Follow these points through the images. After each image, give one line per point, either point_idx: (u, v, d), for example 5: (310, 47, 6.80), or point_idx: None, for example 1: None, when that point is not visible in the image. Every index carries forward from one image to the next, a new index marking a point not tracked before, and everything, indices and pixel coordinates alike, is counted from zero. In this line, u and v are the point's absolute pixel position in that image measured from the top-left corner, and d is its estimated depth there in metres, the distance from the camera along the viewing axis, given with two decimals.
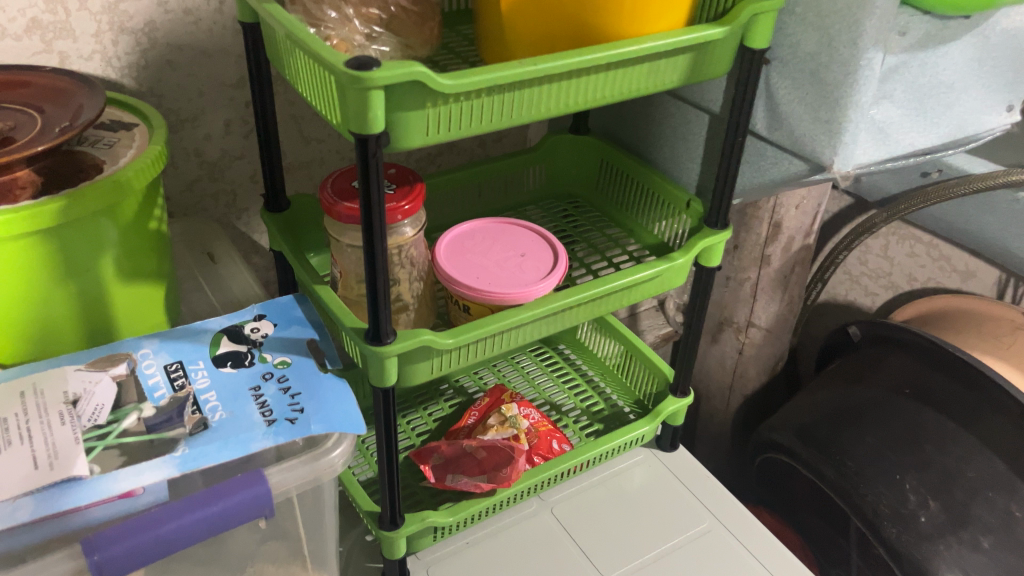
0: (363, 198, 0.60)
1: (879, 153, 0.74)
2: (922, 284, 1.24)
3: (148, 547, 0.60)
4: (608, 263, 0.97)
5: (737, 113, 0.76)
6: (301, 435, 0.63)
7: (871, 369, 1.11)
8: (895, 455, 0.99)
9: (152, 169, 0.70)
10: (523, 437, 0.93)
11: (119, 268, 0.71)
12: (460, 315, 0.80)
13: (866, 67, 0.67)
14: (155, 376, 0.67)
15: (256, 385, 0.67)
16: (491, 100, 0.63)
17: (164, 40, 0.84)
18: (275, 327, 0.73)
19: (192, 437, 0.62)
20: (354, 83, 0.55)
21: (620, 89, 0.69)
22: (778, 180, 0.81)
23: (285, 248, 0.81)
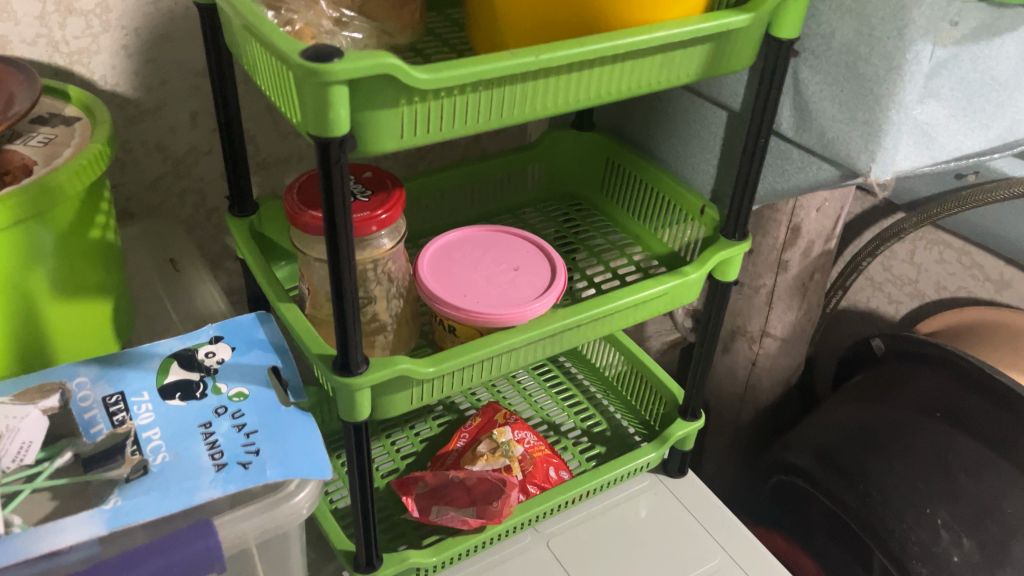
0: (327, 209, 0.52)
1: (921, 158, 0.65)
2: (951, 293, 1.14)
3: None
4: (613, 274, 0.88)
5: (761, 111, 0.68)
6: (254, 483, 0.55)
7: (896, 387, 1.02)
8: (926, 485, 0.91)
9: (91, 170, 0.61)
10: (516, 468, 0.84)
11: (55, 281, 0.62)
12: (446, 335, 0.71)
13: (912, 62, 0.58)
14: (92, 410, 0.59)
15: (207, 421, 0.59)
16: (478, 97, 0.54)
17: (118, 22, 0.75)
18: (232, 351, 0.64)
19: (129, 483, 0.54)
20: (311, 77, 0.46)
21: (629, 84, 0.60)
22: (804, 187, 0.72)
23: (250, 258, 0.72)
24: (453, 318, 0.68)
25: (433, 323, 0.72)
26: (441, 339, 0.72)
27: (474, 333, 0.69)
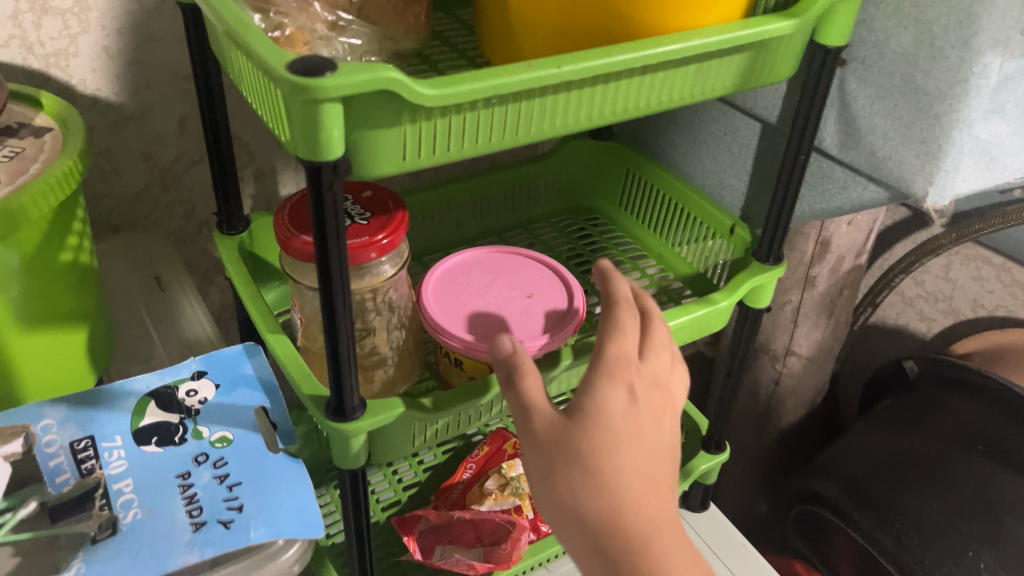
0: (319, 239, 0.46)
1: (982, 181, 0.58)
2: (989, 311, 1.08)
3: None
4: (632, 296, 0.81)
5: (801, 125, 0.61)
6: (236, 545, 0.49)
7: (932, 415, 0.96)
8: (966, 526, 0.85)
9: (61, 188, 0.55)
10: (527, 508, 0.77)
11: (20, 312, 0.56)
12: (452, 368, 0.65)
13: (979, 76, 0.52)
14: (58, 457, 0.53)
15: (186, 471, 0.53)
16: (489, 114, 0.48)
17: (98, 22, 0.69)
18: (216, 390, 0.58)
19: (95, 545, 0.48)
20: (299, 94, 0.40)
21: (658, 96, 0.54)
22: (847, 208, 0.66)
23: (237, 279, 0.66)
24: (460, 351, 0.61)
25: (438, 354, 0.66)
26: (447, 372, 0.66)
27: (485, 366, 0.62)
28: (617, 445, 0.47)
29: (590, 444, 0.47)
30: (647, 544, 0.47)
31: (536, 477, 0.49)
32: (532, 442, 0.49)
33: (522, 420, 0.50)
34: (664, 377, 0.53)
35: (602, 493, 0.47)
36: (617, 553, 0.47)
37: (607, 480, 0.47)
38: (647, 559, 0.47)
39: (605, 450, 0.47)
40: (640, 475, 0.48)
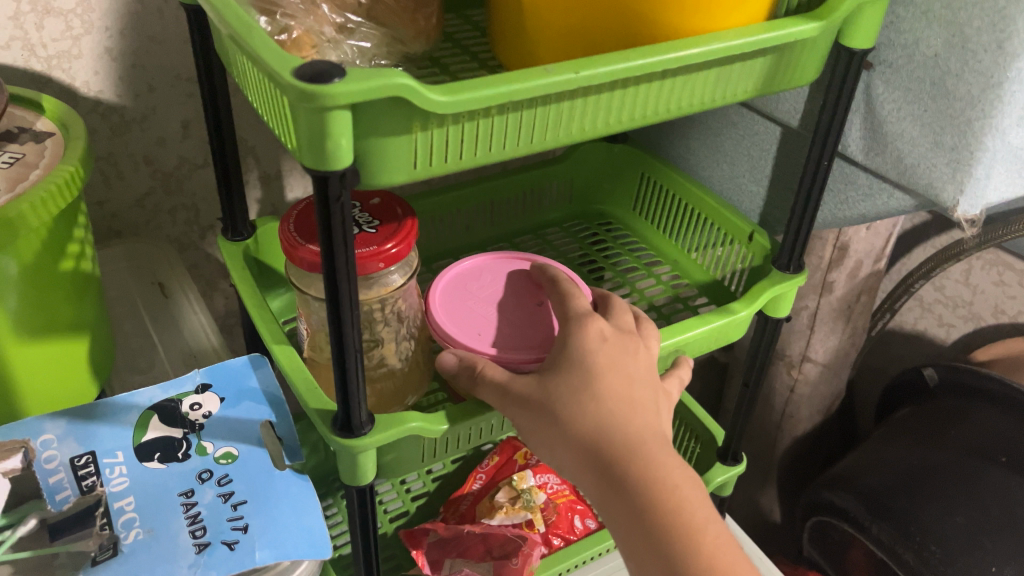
0: (325, 250, 0.44)
1: (1015, 187, 0.56)
2: (1011, 318, 1.05)
3: None
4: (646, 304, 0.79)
5: (824, 130, 0.59)
6: (241, 568, 0.47)
7: (954, 426, 0.94)
8: (991, 541, 0.83)
9: (62, 196, 0.54)
10: (538, 521, 0.76)
11: (18, 322, 0.54)
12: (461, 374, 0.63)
13: (1013, 80, 0.50)
14: (58, 473, 0.51)
15: (189, 489, 0.51)
16: (504, 120, 0.46)
17: (102, 23, 0.67)
18: (221, 403, 0.57)
19: (95, 567, 0.46)
20: (306, 101, 0.38)
21: (678, 102, 0.52)
22: (872, 215, 0.64)
23: (242, 288, 0.64)
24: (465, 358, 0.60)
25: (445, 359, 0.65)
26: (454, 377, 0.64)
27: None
28: (592, 378, 0.52)
29: (570, 380, 0.52)
30: (640, 456, 0.50)
31: (527, 430, 0.53)
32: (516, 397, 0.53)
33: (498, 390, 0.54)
34: (632, 325, 0.58)
35: (586, 417, 0.51)
36: (615, 470, 0.50)
37: (593, 406, 0.51)
38: (642, 468, 0.50)
39: (583, 384, 0.52)
40: (621, 401, 0.52)
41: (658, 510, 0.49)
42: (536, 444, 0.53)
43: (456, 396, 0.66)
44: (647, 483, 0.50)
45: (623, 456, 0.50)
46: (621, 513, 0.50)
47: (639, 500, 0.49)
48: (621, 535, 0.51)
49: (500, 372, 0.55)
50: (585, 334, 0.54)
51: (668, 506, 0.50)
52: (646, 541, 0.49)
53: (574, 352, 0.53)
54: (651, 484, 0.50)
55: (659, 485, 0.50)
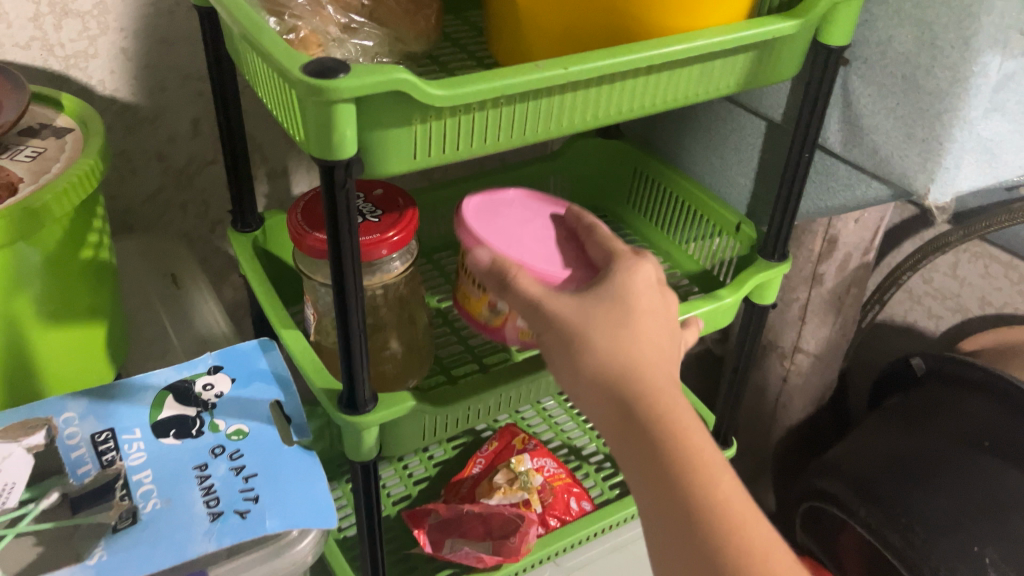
0: (331, 231, 0.47)
1: (982, 178, 0.59)
2: (997, 308, 1.08)
3: None
4: None
5: (805, 122, 0.62)
6: (252, 535, 0.50)
7: (940, 414, 0.96)
8: (973, 522, 0.85)
9: (81, 188, 0.57)
10: (534, 501, 0.79)
11: (42, 308, 0.58)
12: (472, 290, 0.62)
13: (978, 75, 0.53)
14: (80, 449, 0.54)
15: (203, 463, 0.54)
16: (498, 113, 0.49)
17: (116, 25, 0.71)
18: (232, 384, 0.60)
19: (116, 535, 0.49)
20: (314, 95, 0.41)
21: (662, 97, 0.55)
22: (851, 206, 0.67)
23: (252, 277, 0.68)
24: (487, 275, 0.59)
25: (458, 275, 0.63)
26: (465, 295, 0.63)
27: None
28: (629, 314, 0.51)
29: (607, 311, 0.51)
30: (666, 394, 0.49)
31: (552, 351, 0.51)
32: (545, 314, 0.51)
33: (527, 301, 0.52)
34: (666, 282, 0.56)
35: (619, 350, 0.49)
36: (642, 403, 0.48)
37: (629, 339, 0.49)
38: (667, 407, 0.48)
39: (620, 317, 0.50)
40: (654, 345, 0.50)
41: (679, 447, 0.47)
42: (559, 368, 0.51)
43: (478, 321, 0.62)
44: (671, 425, 0.48)
45: (652, 390, 0.48)
46: (638, 448, 0.48)
47: (659, 441, 0.47)
48: (631, 470, 0.49)
49: (533, 287, 0.52)
50: (631, 270, 0.53)
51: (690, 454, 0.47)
52: (659, 477, 0.47)
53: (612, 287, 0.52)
54: (676, 421, 0.48)
55: (683, 425, 0.48)
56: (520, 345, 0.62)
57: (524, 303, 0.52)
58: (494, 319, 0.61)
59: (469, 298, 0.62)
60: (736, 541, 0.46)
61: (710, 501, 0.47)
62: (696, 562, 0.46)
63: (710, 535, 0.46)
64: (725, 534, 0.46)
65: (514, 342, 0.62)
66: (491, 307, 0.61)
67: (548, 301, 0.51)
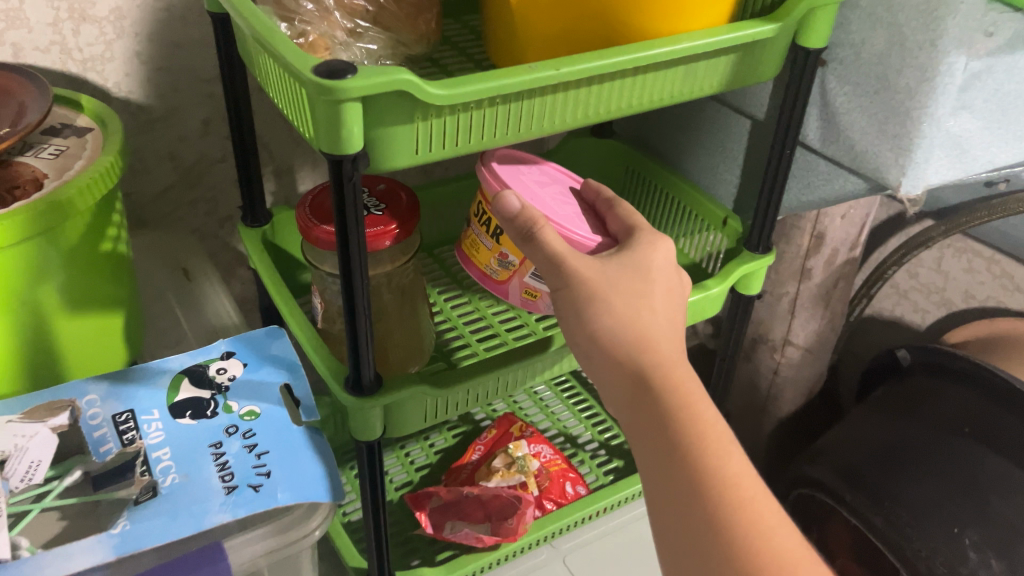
0: (339, 221, 0.50)
1: (953, 171, 0.63)
2: (980, 302, 1.11)
3: None
4: None
5: (786, 120, 0.66)
6: (265, 507, 0.54)
7: (925, 403, 0.99)
8: (954, 505, 0.88)
9: (102, 183, 0.60)
10: (531, 483, 0.83)
11: (65, 297, 0.61)
12: (484, 242, 0.68)
13: (946, 73, 0.56)
14: (102, 428, 0.58)
15: (217, 441, 0.58)
16: (494, 111, 0.52)
17: (131, 29, 0.74)
18: (244, 368, 0.63)
19: (137, 506, 0.53)
20: (324, 94, 0.44)
21: (649, 96, 0.59)
22: (831, 200, 0.70)
23: (261, 268, 0.71)
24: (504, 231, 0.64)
25: (472, 226, 0.70)
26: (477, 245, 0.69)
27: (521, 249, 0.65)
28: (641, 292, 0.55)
29: (622, 285, 0.54)
30: (675, 369, 0.53)
31: (573, 312, 0.54)
32: (568, 276, 0.54)
33: (554, 258, 0.54)
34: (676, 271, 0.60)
35: (631, 322, 0.53)
36: (654, 369, 0.52)
37: (644, 310, 0.54)
38: (675, 381, 0.52)
39: (633, 293, 0.54)
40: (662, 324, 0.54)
41: (686, 413, 0.52)
42: (577, 327, 0.54)
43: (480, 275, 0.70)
44: (677, 400, 0.52)
45: (662, 358, 0.53)
46: (649, 409, 0.52)
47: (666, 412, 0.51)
48: (638, 439, 0.52)
49: (558, 243, 0.55)
50: (647, 252, 0.57)
51: (694, 427, 0.51)
52: (668, 437, 0.51)
53: (631, 261, 0.56)
54: (684, 388, 0.52)
55: (690, 393, 0.52)
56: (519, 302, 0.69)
57: (546, 265, 0.55)
58: (500, 273, 0.68)
59: (480, 249, 0.69)
60: (737, 505, 0.49)
61: (714, 463, 0.50)
62: (698, 517, 0.49)
63: (715, 493, 0.50)
64: (728, 493, 0.50)
65: (513, 298, 0.69)
66: (500, 261, 0.68)
67: (574, 264, 0.54)
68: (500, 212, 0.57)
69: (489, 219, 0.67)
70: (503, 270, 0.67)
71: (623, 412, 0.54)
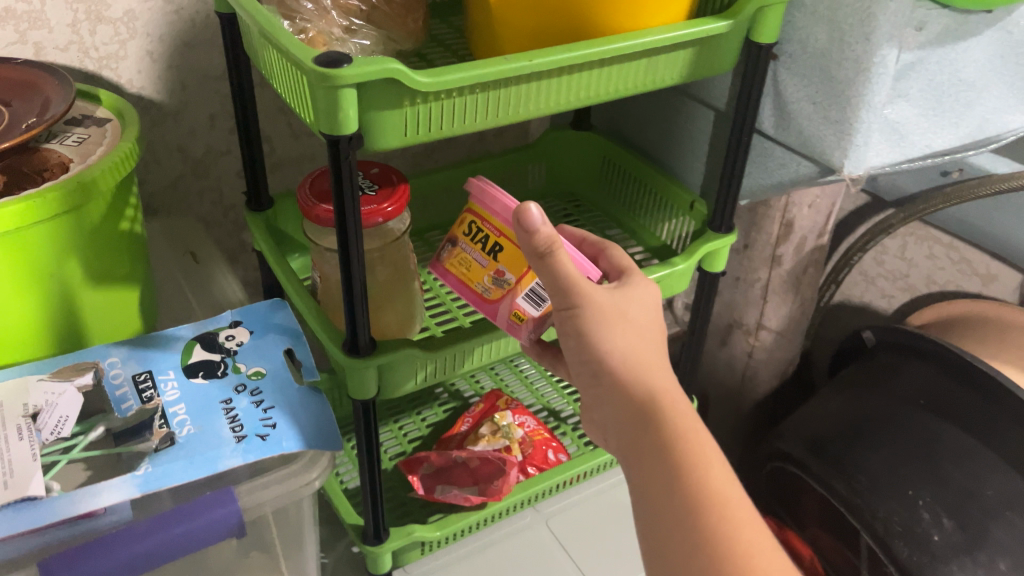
0: (336, 196, 0.57)
1: (893, 155, 0.70)
2: (941, 286, 1.18)
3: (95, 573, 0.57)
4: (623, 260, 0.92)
5: (742, 110, 0.72)
6: (272, 453, 0.60)
7: (886, 379, 1.06)
8: (911, 470, 0.95)
9: (121, 168, 0.66)
10: (516, 448, 0.89)
11: (88, 271, 0.67)
12: (479, 259, 0.67)
13: (879, 65, 0.63)
14: (123, 387, 0.64)
15: (228, 398, 0.64)
16: (474, 98, 0.59)
17: (144, 30, 0.81)
18: (250, 335, 0.70)
19: (158, 453, 0.59)
20: (324, 81, 0.51)
21: (615, 87, 0.65)
22: (787, 183, 0.77)
23: (266, 248, 0.78)
24: (513, 245, 0.64)
25: (462, 243, 0.68)
26: (468, 263, 0.68)
27: (521, 265, 0.65)
28: (640, 324, 0.60)
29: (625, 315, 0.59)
30: (672, 397, 0.58)
31: (581, 335, 0.58)
32: (579, 299, 0.58)
33: (566, 280, 0.57)
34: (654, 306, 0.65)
35: (631, 348, 0.58)
36: (655, 401, 0.57)
37: (642, 343, 0.59)
38: (673, 407, 0.57)
39: (634, 324, 0.59)
40: (657, 356, 0.60)
41: (682, 445, 0.56)
42: (584, 349, 0.59)
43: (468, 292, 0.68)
44: (674, 424, 0.57)
45: (660, 390, 0.58)
46: (651, 438, 0.57)
47: (664, 432, 0.56)
48: (640, 453, 0.57)
49: (570, 267, 0.57)
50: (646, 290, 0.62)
51: (688, 450, 0.56)
52: (667, 463, 0.56)
53: (631, 296, 0.61)
54: (682, 422, 0.57)
55: (687, 427, 0.57)
56: (503, 324, 0.67)
57: (553, 285, 0.58)
58: (491, 292, 0.67)
59: (472, 267, 0.67)
60: (720, 521, 0.54)
61: (706, 491, 0.55)
62: (695, 538, 0.54)
63: (705, 512, 0.54)
64: (717, 512, 0.54)
65: (499, 319, 0.67)
66: (494, 279, 0.66)
67: (584, 287, 0.58)
68: (520, 222, 0.57)
69: (487, 236, 0.66)
70: (499, 287, 0.66)
71: (626, 437, 0.59)
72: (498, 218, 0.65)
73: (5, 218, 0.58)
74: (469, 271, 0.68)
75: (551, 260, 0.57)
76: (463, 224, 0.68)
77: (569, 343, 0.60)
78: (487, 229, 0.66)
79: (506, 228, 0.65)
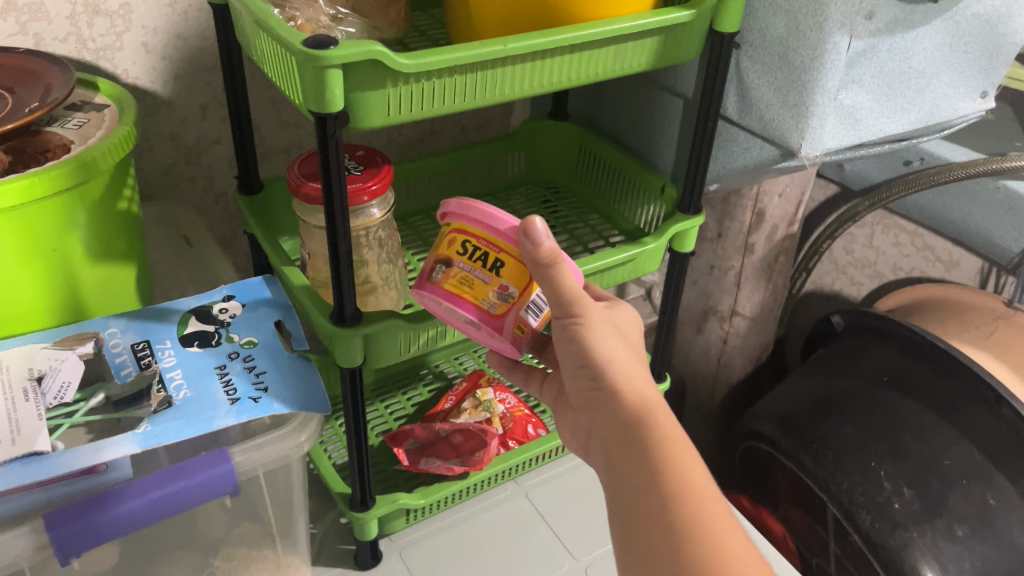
0: (323, 170, 0.60)
1: (847, 138, 0.75)
2: (906, 273, 1.23)
3: (93, 529, 0.59)
4: (602, 241, 0.97)
5: (708, 96, 0.77)
6: (264, 414, 0.64)
7: (852, 360, 1.11)
8: (873, 444, 0.99)
9: (120, 149, 0.70)
10: (496, 421, 0.94)
11: (87, 248, 0.71)
12: (481, 276, 0.67)
13: (832, 51, 0.68)
14: (122, 354, 0.67)
15: (222, 363, 0.68)
16: (453, 81, 0.63)
17: (138, 22, 0.84)
18: (242, 308, 0.74)
19: (156, 414, 0.62)
20: (312, 61, 0.55)
21: (585, 72, 0.69)
22: (751, 166, 0.81)
23: (256, 229, 0.82)
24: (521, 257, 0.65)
25: (457, 262, 0.68)
26: (466, 281, 0.68)
27: (525, 277, 0.66)
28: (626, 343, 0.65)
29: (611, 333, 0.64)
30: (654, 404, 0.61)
31: (580, 341, 0.63)
32: (581, 309, 0.63)
33: (567, 291, 0.63)
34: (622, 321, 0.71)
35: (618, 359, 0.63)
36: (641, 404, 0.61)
37: (634, 358, 0.64)
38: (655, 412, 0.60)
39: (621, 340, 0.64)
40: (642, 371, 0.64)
41: (660, 443, 0.58)
42: (583, 354, 0.63)
43: (470, 309, 0.67)
44: (655, 424, 0.59)
45: (645, 397, 0.61)
46: (633, 436, 0.59)
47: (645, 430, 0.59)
48: (623, 453, 0.60)
49: (570, 279, 0.63)
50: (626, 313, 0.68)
51: (667, 447, 0.58)
52: (647, 457, 0.58)
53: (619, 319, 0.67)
54: (666, 425, 0.60)
55: (670, 429, 0.60)
56: (506, 340, 0.68)
57: (554, 297, 0.64)
58: (497, 307, 0.67)
59: (473, 284, 0.67)
60: (698, 509, 0.56)
61: (684, 482, 0.57)
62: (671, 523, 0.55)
63: (681, 501, 0.56)
64: (693, 502, 0.56)
65: (504, 335, 0.68)
66: (500, 294, 0.67)
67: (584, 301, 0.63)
68: (528, 235, 0.61)
69: (486, 253, 0.67)
70: (506, 302, 0.66)
71: (611, 440, 0.61)
72: (495, 234, 0.66)
73: (10, 193, 0.62)
74: (467, 289, 0.68)
75: (553, 271, 0.63)
76: (454, 245, 0.68)
77: (566, 349, 0.65)
78: (483, 246, 0.67)
79: (507, 241, 0.66)
